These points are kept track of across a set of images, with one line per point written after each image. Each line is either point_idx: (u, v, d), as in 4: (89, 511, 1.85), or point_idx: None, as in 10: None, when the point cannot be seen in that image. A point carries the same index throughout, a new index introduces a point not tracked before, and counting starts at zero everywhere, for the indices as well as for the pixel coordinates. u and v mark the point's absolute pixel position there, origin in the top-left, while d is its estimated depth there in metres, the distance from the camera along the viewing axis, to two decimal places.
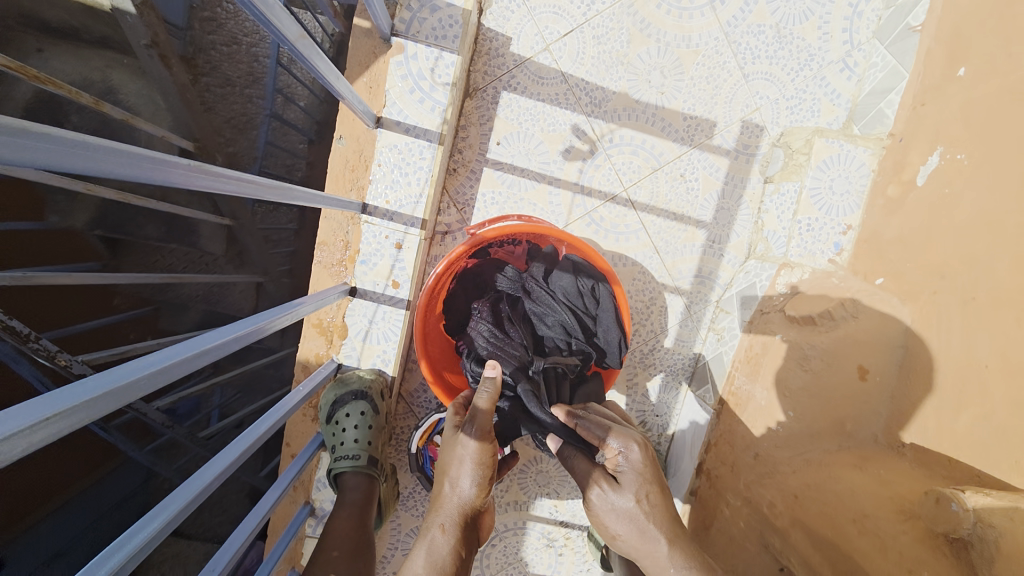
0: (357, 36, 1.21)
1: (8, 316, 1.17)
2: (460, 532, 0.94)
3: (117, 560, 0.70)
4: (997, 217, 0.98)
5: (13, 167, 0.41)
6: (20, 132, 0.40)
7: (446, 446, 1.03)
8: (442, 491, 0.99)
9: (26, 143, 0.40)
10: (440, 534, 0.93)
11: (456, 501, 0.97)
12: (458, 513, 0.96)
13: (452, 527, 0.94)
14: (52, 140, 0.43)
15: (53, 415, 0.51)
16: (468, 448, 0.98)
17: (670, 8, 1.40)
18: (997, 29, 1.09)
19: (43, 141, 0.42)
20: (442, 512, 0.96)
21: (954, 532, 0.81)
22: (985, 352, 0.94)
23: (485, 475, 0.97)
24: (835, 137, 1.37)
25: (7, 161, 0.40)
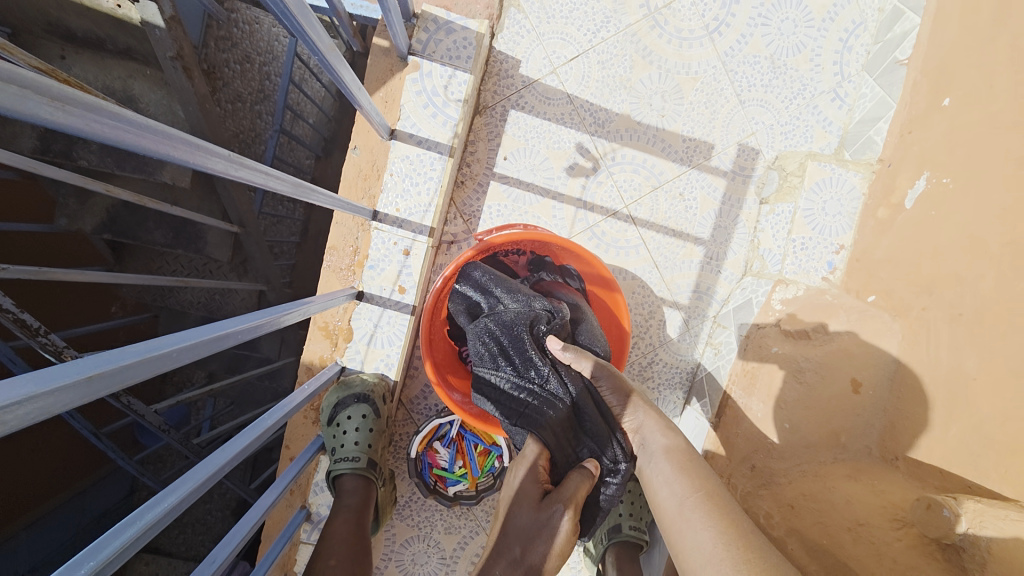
0: (376, 54, 1.28)
1: (21, 309, 1.18)
2: None
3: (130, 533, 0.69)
4: (980, 239, 1.04)
5: (82, 137, 0.43)
6: (100, 113, 0.43)
7: (541, 499, 0.96)
8: (519, 551, 0.90)
9: (104, 124, 0.44)
10: None
11: (531, 568, 0.88)
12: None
13: None
14: (123, 121, 0.46)
15: (89, 380, 0.52)
16: (563, 520, 0.91)
17: (671, 38, 1.49)
18: (979, 65, 1.17)
19: (118, 123, 0.45)
20: (517, 571, 0.88)
21: (946, 538, 0.85)
22: (972, 364, 1.00)
23: (567, 544, 0.91)
24: (827, 161, 1.43)
25: (78, 130, 0.42)
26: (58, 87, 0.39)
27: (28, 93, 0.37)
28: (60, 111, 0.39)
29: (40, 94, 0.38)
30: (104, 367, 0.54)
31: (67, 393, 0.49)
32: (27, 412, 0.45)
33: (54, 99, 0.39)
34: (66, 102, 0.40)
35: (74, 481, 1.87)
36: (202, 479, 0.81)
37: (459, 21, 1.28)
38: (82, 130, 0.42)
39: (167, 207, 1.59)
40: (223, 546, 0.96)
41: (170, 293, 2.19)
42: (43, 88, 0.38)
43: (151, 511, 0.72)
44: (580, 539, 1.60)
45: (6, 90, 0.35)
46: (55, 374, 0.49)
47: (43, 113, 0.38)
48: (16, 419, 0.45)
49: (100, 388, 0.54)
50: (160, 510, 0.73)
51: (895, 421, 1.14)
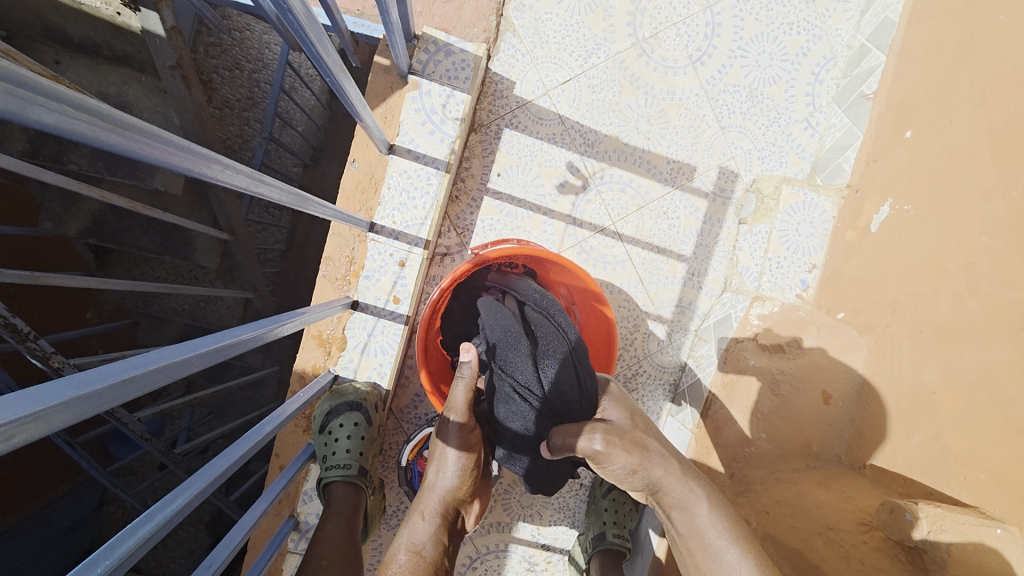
0: (377, 72, 1.33)
1: (11, 313, 1.17)
2: (438, 521, 1.08)
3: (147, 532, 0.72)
4: (938, 261, 1.14)
5: (133, 159, 0.49)
6: (150, 138, 0.50)
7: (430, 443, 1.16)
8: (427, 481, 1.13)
9: (150, 145, 0.50)
10: (420, 520, 1.08)
11: (438, 492, 1.10)
12: (439, 503, 1.10)
13: (431, 515, 1.09)
14: (167, 143, 0.52)
15: (119, 382, 0.56)
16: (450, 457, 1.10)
17: (657, 66, 1.57)
18: (937, 102, 1.28)
19: (161, 145, 0.51)
20: (426, 500, 1.10)
21: (908, 541, 0.93)
22: (933, 377, 1.08)
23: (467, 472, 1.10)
24: (800, 186, 1.53)
25: (129, 154, 0.48)
26: (119, 116, 0.45)
27: (95, 121, 0.43)
28: (118, 135, 0.46)
29: (104, 121, 0.44)
30: (137, 371, 0.59)
31: (104, 392, 0.54)
32: (72, 408, 0.50)
33: (116, 125, 0.45)
34: (124, 127, 0.46)
35: (45, 492, 1.81)
36: (209, 481, 0.84)
37: (458, 44, 1.34)
38: (130, 151, 0.48)
39: (158, 212, 1.59)
40: (220, 551, 0.99)
41: (154, 300, 2.17)
42: (107, 117, 0.44)
43: (159, 513, 0.75)
44: (565, 547, 1.63)
45: (75, 117, 0.41)
46: (93, 377, 0.54)
47: (104, 136, 0.45)
48: (62, 415, 0.49)
49: (130, 390, 0.58)
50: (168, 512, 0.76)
51: (863, 431, 1.23)
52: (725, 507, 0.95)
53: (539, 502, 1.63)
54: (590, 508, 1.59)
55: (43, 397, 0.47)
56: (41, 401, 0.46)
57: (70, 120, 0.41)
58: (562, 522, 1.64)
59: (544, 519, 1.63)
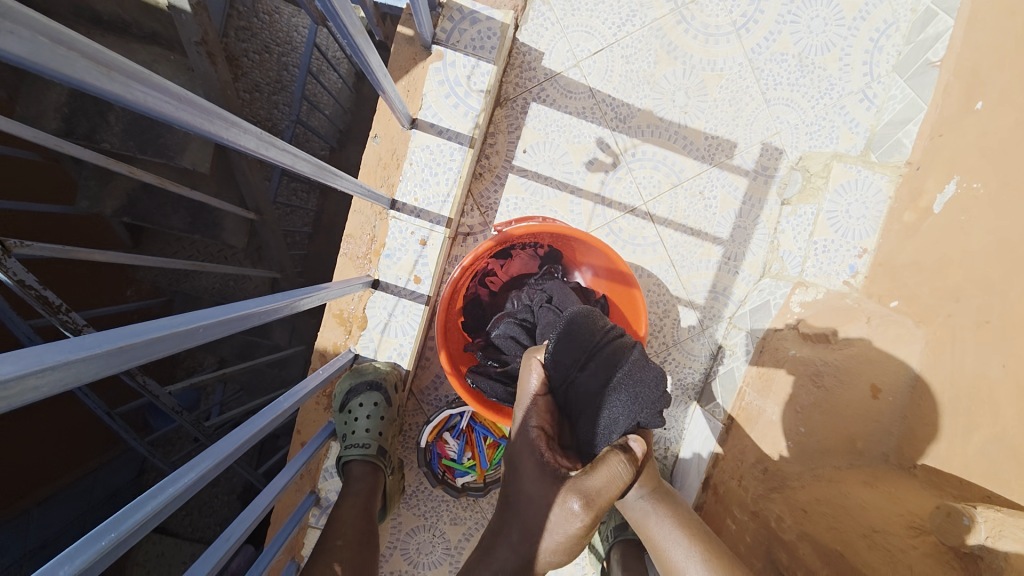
0: (400, 42, 1.28)
1: (46, 286, 1.20)
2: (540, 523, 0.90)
3: (158, 502, 0.72)
4: (1009, 242, 1.02)
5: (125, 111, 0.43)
6: (144, 84, 0.43)
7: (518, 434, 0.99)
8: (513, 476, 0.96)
9: (146, 93, 0.43)
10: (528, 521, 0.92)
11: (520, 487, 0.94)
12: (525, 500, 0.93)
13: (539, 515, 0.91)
14: (164, 92, 0.46)
15: (114, 349, 0.53)
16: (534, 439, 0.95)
17: (697, 33, 1.46)
18: (1015, 65, 1.14)
19: (158, 94, 0.45)
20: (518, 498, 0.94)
21: (964, 547, 0.83)
22: (999, 372, 0.97)
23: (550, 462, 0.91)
24: (853, 163, 1.40)
25: (120, 104, 0.42)
26: (104, 53, 0.39)
27: (78, 58, 0.37)
28: (109, 79, 0.39)
29: (89, 60, 0.38)
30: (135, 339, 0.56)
31: (97, 359, 0.51)
32: (56, 378, 0.47)
33: (102, 66, 0.38)
34: (113, 69, 0.39)
35: (87, 459, 1.90)
36: (218, 456, 0.83)
37: (484, 11, 1.27)
38: (123, 98, 0.42)
39: (187, 190, 1.60)
40: (238, 524, 0.99)
41: (186, 278, 2.23)
42: (92, 55, 0.38)
43: (173, 485, 0.75)
44: (586, 535, 1.60)
45: (54, 51, 0.35)
46: (88, 343, 0.51)
47: (92, 80, 0.38)
48: (46, 382, 0.46)
49: (125, 358, 0.55)
50: (181, 485, 0.76)
51: (914, 429, 1.13)
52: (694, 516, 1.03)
53: None
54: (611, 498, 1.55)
55: (30, 365, 0.43)
56: (26, 373, 0.43)
57: (53, 58, 0.35)
58: (583, 510, 1.60)
59: None
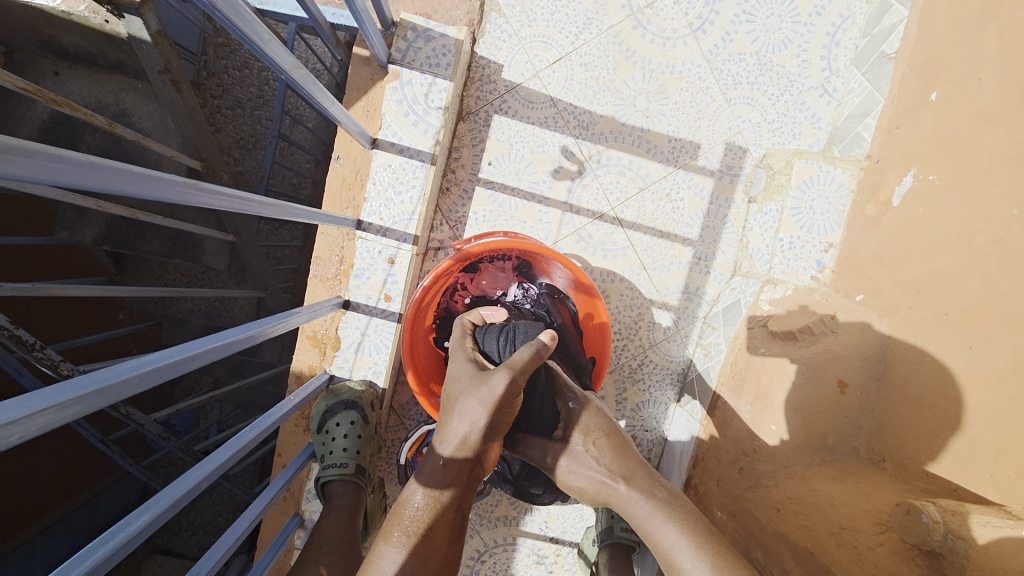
0: (357, 63, 1.29)
1: (17, 325, 1.20)
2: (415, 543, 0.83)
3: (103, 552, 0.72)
4: (966, 235, 1.03)
5: (23, 184, 0.44)
6: (37, 157, 0.44)
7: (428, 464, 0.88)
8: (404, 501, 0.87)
9: (43, 165, 0.45)
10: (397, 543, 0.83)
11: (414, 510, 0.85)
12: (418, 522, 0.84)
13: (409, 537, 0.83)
14: (65, 161, 0.47)
15: (44, 409, 0.53)
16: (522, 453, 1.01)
17: (654, 37, 1.47)
18: (965, 57, 1.15)
19: (57, 163, 0.46)
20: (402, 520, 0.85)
21: (925, 544, 0.85)
22: (958, 364, 0.99)
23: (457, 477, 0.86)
24: (814, 159, 1.41)
25: (15, 177, 0.43)
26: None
27: None
28: None
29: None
30: (63, 397, 0.56)
31: (21, 424, 0.51)
32: None
33: None
34: (3, 152, 0.41)
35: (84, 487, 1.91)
36: (177, 496, 0.83)
37: (438, 28, 1.28)
38: (13, 173, 0.43)
39: (163, 218, 1.60)
40: (209, 557, 0.99)
41: (170, 303, 2.24)
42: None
43: (120, 533, 0.75)
44: (574, 541, 1.61)
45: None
46: (16, 406, 0.51)
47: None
48: None
49: (56, 417, 0.55)
50: (131, 530, 0.76)
51: (883, 423, 1.14)
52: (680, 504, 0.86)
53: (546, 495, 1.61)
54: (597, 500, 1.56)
55: None
56: None
57: None
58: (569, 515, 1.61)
59: (552, 513, 1.61)
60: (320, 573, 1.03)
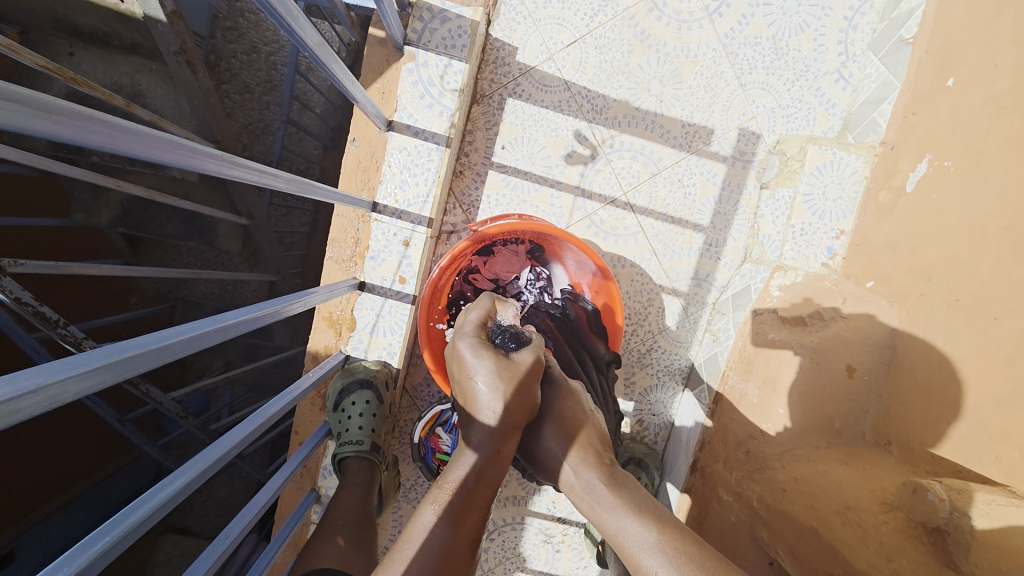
0: (372, 45, 1.29)
1: (41, 302, 1.23)
2: (457, 522, 0.80)
3: (145, 511, 0.75)
4: (979, 220, 1.04)
5: (77, 148, 0.45)
6: (90, 122, 0.45)
7: (471, 435, 0.86)
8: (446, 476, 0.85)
9: (95, 131, 0.46)
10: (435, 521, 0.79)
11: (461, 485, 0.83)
12: (462, 498, 0.82)
13: (450, 515, 0.80)
14: (115, 128, 0.48)
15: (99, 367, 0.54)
16: None
17: (670, 21, 1.46)
18: (985, 42, 1.14)
19: (107, 129, 0.47)
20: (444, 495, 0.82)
21: (931, 522, 0.87)
22: (967, 350, 1.00)
23: (498, 453, 0.85)
24: (829, 145, 1.42)
25: (71, 142, 0.45)
26: (47, 99, 0.41)
27: (23, 108, 0.39)
28: (56, 122, 0.42)
29: (34, 108, 0.40)
30: (117, 356, 0.56)
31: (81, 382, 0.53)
32: (39, 401, 0.47)
33: (48, 111, 0.41)
34: (62, 115, 0.42)
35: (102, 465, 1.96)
36: (207, 463, 0.86)
37: (454, 9, 1.28)
38: (69, 137, 0.44)
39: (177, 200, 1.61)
40: (234, 525, 1.02)
41: (183, 285, 2.26)
42: (35, 102, 0.40)
43: (159, 495, 0.78)
44: (582, 520, 1.65)
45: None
46: (70, 364, 0.52)
47: (34, 124, 0.41)
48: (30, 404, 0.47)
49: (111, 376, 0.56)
50: (168, 492, 0.79)
51: (889, 406, 1.16)
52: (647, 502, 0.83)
53: None
54: None
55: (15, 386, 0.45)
56: (8, 399, 0.43)
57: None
58: None
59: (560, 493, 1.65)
60: (337, 543, 1.05)
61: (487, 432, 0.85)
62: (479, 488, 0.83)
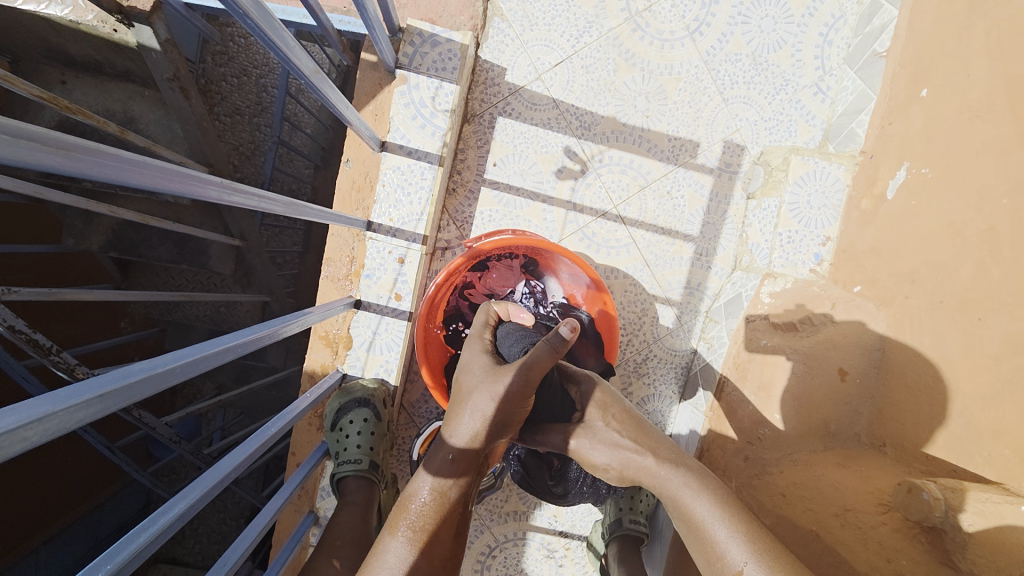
0: (365, 69, 1.32)
1: (34, 329, 1.22)
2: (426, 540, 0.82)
3: (147, 536, 0.74)
4: (958, 224, 1.07)
5: (85, 181, 0.48)
6: (99, 156, 0.48)
7: (437, 453, 0.89)
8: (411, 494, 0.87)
9: (103, 164, 0.48)
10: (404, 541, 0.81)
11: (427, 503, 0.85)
12: (429, 516, 0.84)
13: (419, 533, 0.82)
14: (122, 161, 0.51)
15: (104, 394, 0.55)
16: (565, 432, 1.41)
17: (653, 40, 1.51)
18: (953, 55, 1.19)
19: (115, 162, 0.50)
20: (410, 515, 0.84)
21: (927, 521, 0.88)
22: (954, 350, 1.02)
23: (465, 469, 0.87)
24: (811, 155, 1.45)
25: (80, 175, 0.47)
26: (58, 136, 0.44)
27: (33, 144, 0.42)
28: (65, 157, 0.44)
29: (45, 144, 0.43)
30: (122, 382, 0.57)
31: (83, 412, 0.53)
32: (45, 428, 0.48)
33: (58, 147, 0.43)
34: (70, 150, 0.44)
35: (92, 494, 1.92)
36: (209, 487, 0.85)
37: (444, 34, 1.32)
38: (78, 172, 0.46)
39: (172, 224, 1.62)
40: (234, 550, 1.01)
41: (176, 308, 2.26)
42: (47, 139, 0.43)
43: (160, 520, 0.77)
44: (584, 534, 1.64)
45: (12, 144, 0.40)
46: (75, 391, 0.52)
47: (46, 159, 0.43)
48: (36, 432, 0.47)
49: (116, 401, 0.57)
50: (171, 516, 0.78)
51: (882, 408, 1.18)
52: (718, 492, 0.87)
53: None
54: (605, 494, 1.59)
55: (20, 414, 0.45)
56: (13, 426, 0.44)
57: (8, 149, 0.40)
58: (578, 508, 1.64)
59: (561, 506, 1.64)
60: None
61: (454, 449, 0.88)
62: (447, 505, 0.85)
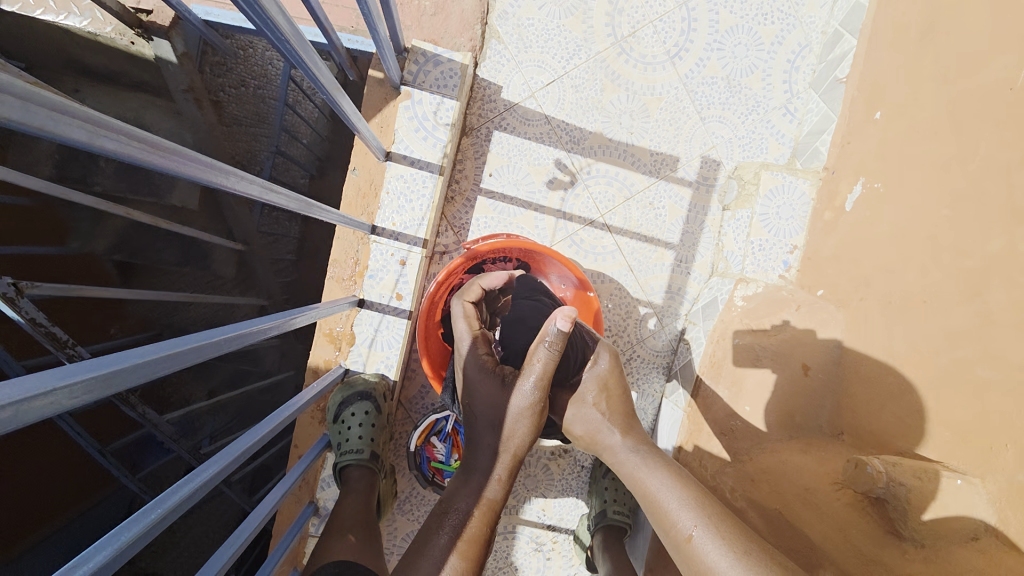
0: (371, 84, 1.42)
1: (51, 324, 1.28)
2: (462, 543, 0.92)
3: (193, 486, 0.82)
4: (905, 234, 1.20)
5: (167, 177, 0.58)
6: (181, 156, 0.58)
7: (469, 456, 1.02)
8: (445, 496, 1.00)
9: (182, 163, 0.59)
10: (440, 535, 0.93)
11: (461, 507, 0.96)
12: (461, 522, 0.95)
13: (456, 533, 0.93)
14: (195, 162, 0.61)
15: None
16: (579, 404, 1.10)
17: (637, 63, 1.65)
18: (902, 84, 1.34)
19: (189, 162, 0.60)
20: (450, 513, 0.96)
21: (871, 490, 0.95)
22: (902, 346, 1.15)
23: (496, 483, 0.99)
24: (779, 171, 1.58)
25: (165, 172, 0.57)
26: (155, 140, 0.54)
27: (140, 146, 0.52)
28: (159, 156, 0.55)
29: (146, 146, 0.53)
30: None
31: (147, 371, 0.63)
32: None
33: (155, 148, 0.54)
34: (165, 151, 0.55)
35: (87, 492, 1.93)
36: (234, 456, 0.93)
37: (445, 54, 1.43)
38: (164, 168, 0.57)
39: (180, 226, 1.70)
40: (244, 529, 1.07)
41: (174, 310, 2.30)
42: (148, 141, 0.53)
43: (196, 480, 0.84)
44: (570, 526, 1.72)
45: (127, 143, 0.50)
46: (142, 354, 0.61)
47: (146, 158, 0.53)
48: None
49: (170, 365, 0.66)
50: (208, 474, 0.85)
51: None
52: (676, 473, 0.97)
53: (544, 483, 1.72)
54: (591, 488, 1.68)
55: None
56: None
57: (126, 149, 0.50)
58: (565, 501, 1.73)
59: (549, 499, 1.73)
60: (340, 543, 1.09)
61: (486, 461, 1.00)
62: (484, 512, 0.96)
